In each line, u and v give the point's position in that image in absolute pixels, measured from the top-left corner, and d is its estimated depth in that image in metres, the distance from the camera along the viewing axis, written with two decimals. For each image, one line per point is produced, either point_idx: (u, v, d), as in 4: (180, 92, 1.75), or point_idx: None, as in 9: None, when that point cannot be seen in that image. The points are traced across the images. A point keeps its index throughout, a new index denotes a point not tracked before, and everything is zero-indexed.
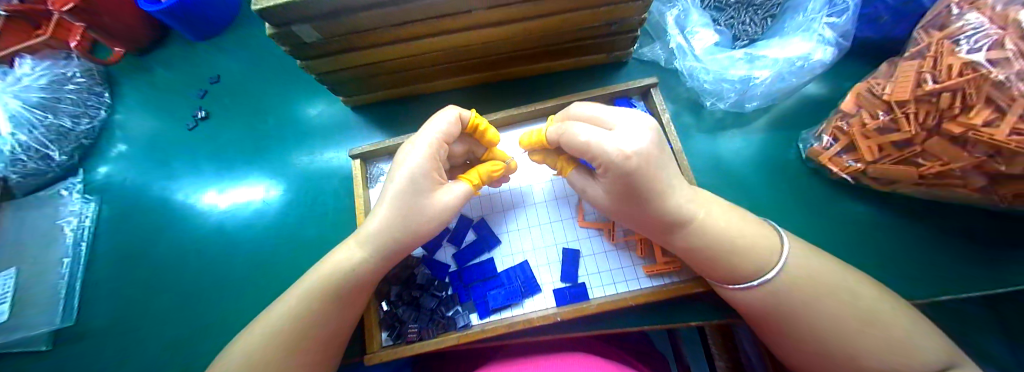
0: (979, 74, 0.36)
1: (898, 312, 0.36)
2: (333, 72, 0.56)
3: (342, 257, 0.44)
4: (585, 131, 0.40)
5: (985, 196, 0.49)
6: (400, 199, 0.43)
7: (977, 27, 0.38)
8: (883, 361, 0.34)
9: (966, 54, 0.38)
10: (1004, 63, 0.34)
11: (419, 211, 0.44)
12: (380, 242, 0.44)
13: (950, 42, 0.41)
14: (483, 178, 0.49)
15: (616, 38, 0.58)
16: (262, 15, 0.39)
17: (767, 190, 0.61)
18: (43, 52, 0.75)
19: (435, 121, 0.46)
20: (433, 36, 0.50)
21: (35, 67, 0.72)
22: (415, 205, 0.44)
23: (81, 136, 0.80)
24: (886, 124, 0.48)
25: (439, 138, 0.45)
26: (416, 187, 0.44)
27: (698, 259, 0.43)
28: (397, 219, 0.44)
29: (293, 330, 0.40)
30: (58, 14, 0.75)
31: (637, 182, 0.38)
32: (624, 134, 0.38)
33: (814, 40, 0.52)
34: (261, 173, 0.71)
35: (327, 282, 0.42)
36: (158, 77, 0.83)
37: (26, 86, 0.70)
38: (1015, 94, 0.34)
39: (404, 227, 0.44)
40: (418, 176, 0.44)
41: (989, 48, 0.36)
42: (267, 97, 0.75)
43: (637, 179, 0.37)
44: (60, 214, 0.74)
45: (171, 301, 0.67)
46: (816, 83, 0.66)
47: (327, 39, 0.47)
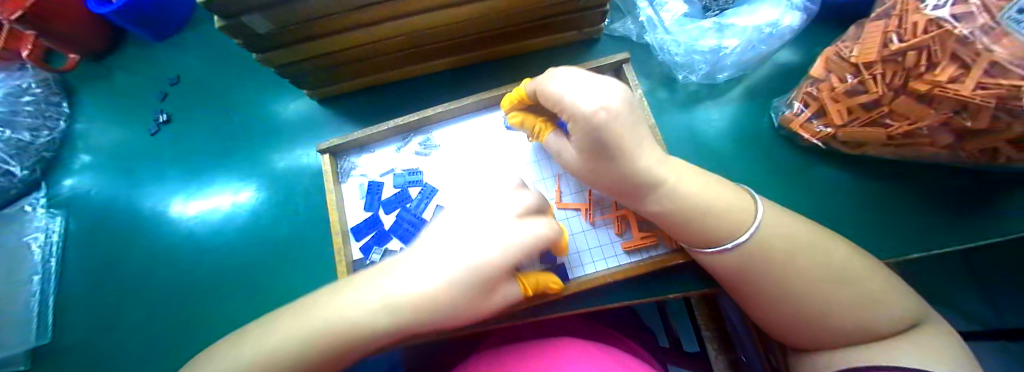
0: (944, 30, 0.35)
1: (868, 272, 0.37)
2: (293, 64, 0.54)
3: (349, 306, 0.28)
4: (561, 86, 0.38)
5: (953, 153, 0.49)
6: (468, 292, 0.31)
7: None
8: (854, 319, 0.34)
9: (931, 11, 0.37)
10: (969, 17, 0.33)
11: (442, 295, 0.30)
12: (396, 320, 0.28)
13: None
14: (540, 285, 0.43)
15: (583, 14, 0.57)
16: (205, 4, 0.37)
17: (742, 161, 0.61)
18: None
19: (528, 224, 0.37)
20: (394, 20, 0.49)
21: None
22: (480, 304, 0.32)
23: (41, 149, 0.77)
24: (855, 86, 0.48)
25: (531, 239, 0.37)
26: (489, 287, 0.33)
27: (673, 223, 0.42)
28: (442, 309, 0.30)
29: None
30: (5, 23, 0.70)
31: (606, 140, 0.36)
32: (596, 89, 0.36)
33: (782, 6, 0.52)
34: (231, 175, 0.69)
35: (313, 332, 0.26)
36: (117, 83, 0.79)
37: None
38: (978, 50, 0.33)
39: (444, 315, 0.30)
40: (497, 274, 0.33)
41: (953, 4, 0.35)
42: (232, 97, 0.72)
43: (606, 138, 0.35)
44: (26, 230, 0.71)
45: (148, 312, 0.66)
46: (788, 50, 0.65)
47: (280, 28, 0.45)
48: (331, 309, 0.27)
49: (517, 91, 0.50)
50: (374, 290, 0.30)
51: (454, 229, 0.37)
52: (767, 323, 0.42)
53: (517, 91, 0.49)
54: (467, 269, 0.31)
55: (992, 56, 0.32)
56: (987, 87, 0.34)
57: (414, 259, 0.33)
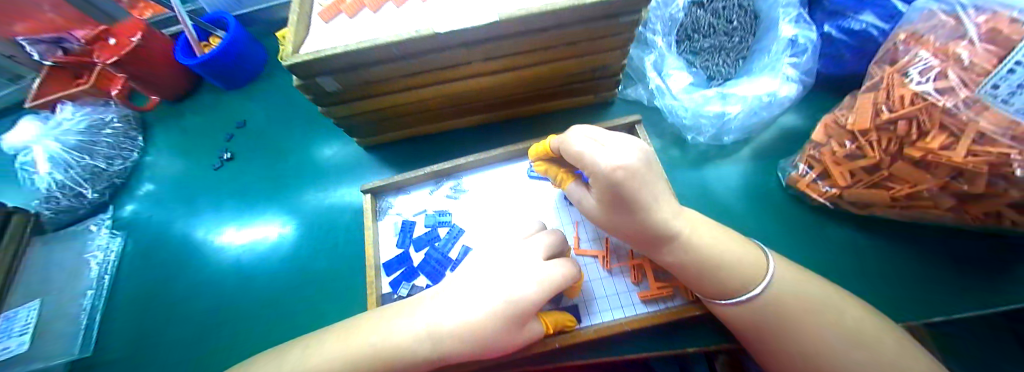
0: (926, 103, 0.42)
1: (889, 333, 0.37)
2: (345, 117, 0.63)
3: (401, 333, 0.38)
4: (580, 144, 0.43)
5: (958, 216, 0.52)
6: (495, 330, 0.38)
7: (924, 62, 0.43)
8: None
9: (916, 85, 0.43)
10: (950, 91, 0.39)
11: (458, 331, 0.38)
12: (433, 346, 0.38)
13: (899, 74, 0.46)
14: (557, 324, 0.47)
15: (601, 81, 0.65)
16: (292, 68, 0.46)
17: (752, 216, 0.64)
18: (84, 99, 0.86)
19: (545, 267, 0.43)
20: (440, 84, 0.58)
21: (76, 113, 0.83)
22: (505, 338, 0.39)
23: (113, 175, 0.87)
24: (853, 151, 0.52)
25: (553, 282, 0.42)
26: (513, 325, 0.39)
27: (688, 273, 0.44)
28: (470, 341, 0.38)
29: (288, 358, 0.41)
30: (101, 66, 0.84)
31: (624, 195, 0.40)
32: (615, 149, 0.40)
33: (779, 78, 0.58)
34: (278, 209, 0.76)
35: (364, 350, 0.37)
36: (188, 123, 0.91)
37: (66, 130, 0.79)
38: (965, 121, 0.38)
39: (472, 342, 0.38)
40: (521, 314, 0.40)
41: (935, 79, 0.41)
42: (290, 139, 0.83)
43: (623, 192, 0.39)
44: (86, 249, 0.79)
45: (183, 334, 0.69)
46: (791, 115, 0.71)
47: (346, 88, 0.54)
48: (381, 332, 0.39)
49: (542, 144, 0.56)
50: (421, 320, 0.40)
51: (481, 273, 0.45)
52: None
53: (542, 144, 0.55)
54: (489, 307, 0.39)
55: (978, 126, 0.37)
56: (976, 154, 0.39)
57: (445, 297, 0.42)
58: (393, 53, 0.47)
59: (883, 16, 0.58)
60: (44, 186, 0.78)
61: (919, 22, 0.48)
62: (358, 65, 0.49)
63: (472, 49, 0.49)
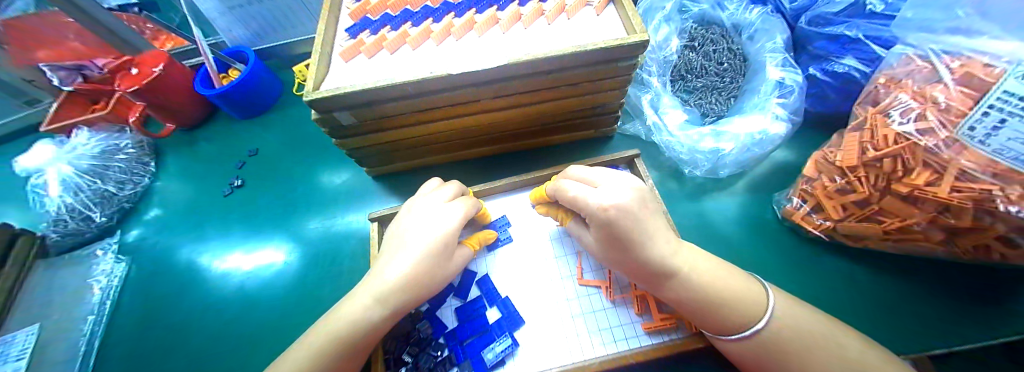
0: (911, 142, 0.45)
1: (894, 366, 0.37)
2: (355, 149, 0.66)
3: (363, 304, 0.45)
4: (573, 187, 0.46)
5: (949, 249, 0.53)
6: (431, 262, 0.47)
7: (905, 105, 0.47)
8: None
9: (899, 126, 0.47)
10: (930, 132, 0.43)
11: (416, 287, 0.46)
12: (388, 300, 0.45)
13: (883, 115, 0.51)
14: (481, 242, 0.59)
15: (600, 118, 0.69)
16: (314, 103, 0.49)
17: (750, 248, 0.66)
18: (99, 125, 0.89)
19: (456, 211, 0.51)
20: (448, 119, 0.61)
21: (92, 138, 0.85)
22: (441, 267, 0.49)
23: (123, 200, 0.88)
24: (843, 186, 0.55)
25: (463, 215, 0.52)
26: (444, 253, 0.49)
27: (693, 310, 0.45)
28: (422, 280, 0.47)
29: None
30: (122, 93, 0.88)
31: (619, 233, 0.41)
32: (608, 189, 0.43)
33: (769, 116, 0.62)
34: (284, 236, 0.77)
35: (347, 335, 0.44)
36: (200, 151, 0.94)
37: (80, 154, 0.82)
38: (945, 158, 0.42)
39: (422, 278, 0.47)
40: (447, 244, 0.49)
41: (915, 120, 0.45)
42: (298, 168, 0.85)
43: (616, 230, 0.41)
44: (91, 273, 0.79)
45: (180, 363, 0.67)
46: (783, 150, 0.75)
47: (362, 122, 0.58)
48: (345, 310, 0.45)
49: (539, 191, 0.60)
50: (375, 281, 0.47)
51: (408, 226, 0.51)
52: None
53: (539, 192, 0.60)
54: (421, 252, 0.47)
55: (961, 164, 0.41)
56: (961, 189, 0.42)
57: (387, 260, 0.48)
58: (407, 91, 0.51)
59: (864, 59, 0.63)
60: (54, 209, 0.79)
61: (898, 65, 0.54)
62: (374, 101, 0.53)
63: (483, 89, 0.53)
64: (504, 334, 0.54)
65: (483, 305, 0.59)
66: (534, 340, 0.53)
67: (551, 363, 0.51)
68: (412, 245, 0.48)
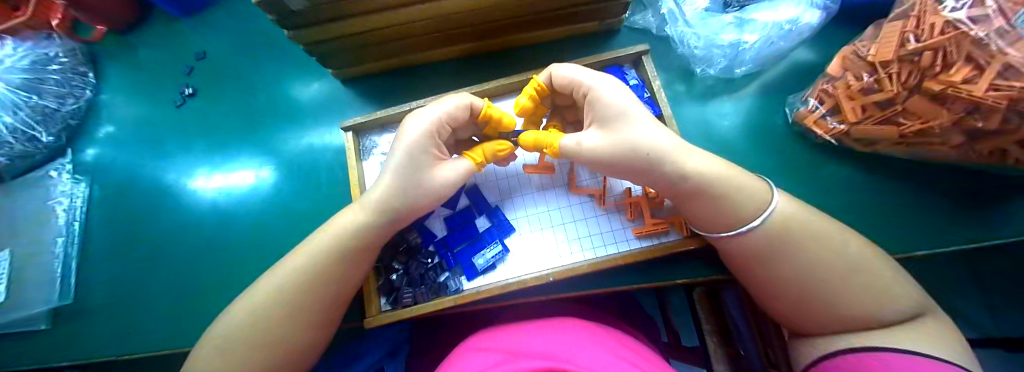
0: (959, 32, 0.36)
1: (880, 260, 0.38)
2: (317, 43, 0.54)
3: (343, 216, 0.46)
4: (573, 72, 0.46)
5: (963, 153, 0.50)
6: (400, 176, 0.45)
7: None
8: (876, 304, 0.34)
9: (949, 12, 0.37)
10: (984, 20, 0.35)
11: (416, 187, 0.45)
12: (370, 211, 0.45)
13: (932, 1, 0.40)
14: (487, 157, 0.51)
15: (606, 5, 0.57)
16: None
17: (754, 158, 0.62)
18: (24, 34, 0.70)
19: (438, 108, 0.47)
20: (414, 7, 0.48)
21: (15, 48, 0.68)
22: (414, 181, 0.45)
23: (67, 116, 0.75)
24: (869, 85, 0.49)
25: (439, 119, 0.46)
26: (414, 163, 0.45)
27: (701, 201, 0.42)
28: (398, 198, 0.45)
29: (280, 295, 0.41)
30: None
31: (610, 109, 0.43)
32: (601, 77, 0.45)
33: (803, 3, 0.54)
34: (251, 153, 0.71)
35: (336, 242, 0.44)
36: (139, 57, 0.81)
37: (7, 67, 0.66)
38: (994, 53, 0.34)
39: (397, 200, 0.45)
40: (417, 152, 0.45)
41: (970, 6, 0.36)
42: (255, 75, 0.74)
43: (614, 105, 0.43)
44: (50, 195, 0.72)
45: (165, 279, 0.67)
46: (805, 50, 0.66)
47: (312, 8, 0.43)
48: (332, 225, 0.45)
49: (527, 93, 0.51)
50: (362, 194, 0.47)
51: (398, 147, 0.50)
52: (782, 318, 0.42)
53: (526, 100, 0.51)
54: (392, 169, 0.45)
55: (1008, 58, 0.34)
56: (999, 88, 0.36)
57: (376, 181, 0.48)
58: None
59: None
60: None
61: None
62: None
63: None
64: (495, 241, 0.52)
65: (474, 215, 0.56)
66: (523, 247, 0.52)
67: (542, 267, 0.51)
68: (401, 150, 0.45)
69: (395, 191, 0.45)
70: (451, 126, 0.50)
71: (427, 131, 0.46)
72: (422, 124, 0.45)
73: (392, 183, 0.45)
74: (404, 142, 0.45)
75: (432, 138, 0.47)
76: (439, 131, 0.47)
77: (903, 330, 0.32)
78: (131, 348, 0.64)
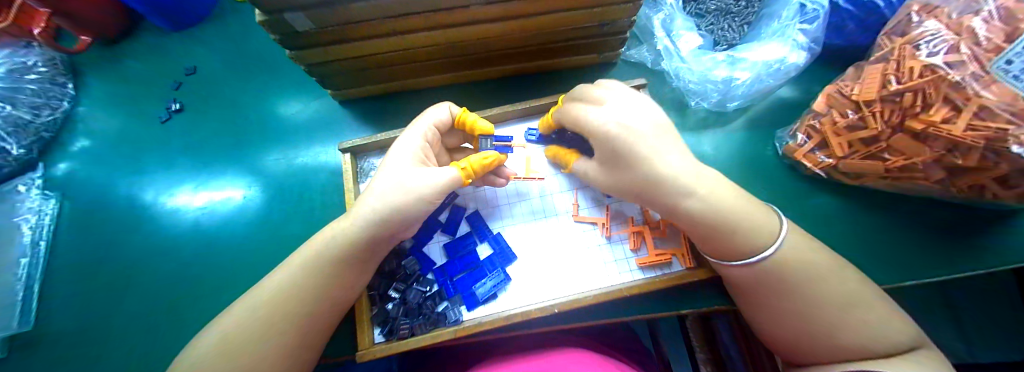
0: (937, 75, 0.39)
1: (875, 297, 0.38)
2: (321, 64, 0.53)
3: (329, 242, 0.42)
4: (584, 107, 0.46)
5: (944, 188, 0.52)
6: (388, 182, 0.43)
7: (935, 32, 0.41)
8: (869, 339, 0.35)
9: (925, 57, 0.41)
10: (960, 65, 0.37)
11: (401, 188, 0.42)
12: (362, 241, 0.42)
13: (909, 47, 0.44)
14: (476, 168, 0.48)
15: (606, 38, 0.59)
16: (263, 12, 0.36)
17: (749, 188, 0.64)
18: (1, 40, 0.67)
19: (428, 116, 0.50)
20: (421, 34, 0.48)
21: None
22: (402, 183, 0.43)
23: (41, 129, 0.71)
24: (855, 121, 0.51)
25: (427, 132, 0.49)
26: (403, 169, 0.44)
27: (700, 235, 0.42)
28: (388, 203, 0.42)
29: (262, 331, 0.37)
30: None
31: (614, 148, 0.42)
32: (611, 109, 0.43)
33: (789, 44, 0.56)
34: (238, 171, 0.68)
35: (325, 274, 0.42)
36: (126, 68, 0.78)
37: None
38: (968, 93, 0.37)
39: (393, 210, 0.42)
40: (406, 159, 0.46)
41: (946, 52, 0.39)
42: (247, 92, 0.73)
43: (618, 147, 0.41)
44: (15, 211, 0.66)
45: (137, 304, 0.63)
46: (790, 85, 0.69)
47: (320, 29, 0.42)
48: (316, 254, 0.42)
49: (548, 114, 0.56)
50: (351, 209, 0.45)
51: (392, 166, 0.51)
52: (781, 346, 0.42)
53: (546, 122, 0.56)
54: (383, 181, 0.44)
55: (982, 100, 0.36)
56: (976, 128, 0.37)
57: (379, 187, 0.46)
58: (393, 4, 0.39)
59: None
60: None
61: None
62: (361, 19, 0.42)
63: (470, 11, 0.43)
64: (497, 269, 0.51)
65: (474, 241, 0.55)
66: (526, 274, 0.51)
67: (544, 297, 0.49)
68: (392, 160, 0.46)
69: (380, 192, 0.43)
70: (440, 135, 0.52)
71: (423, 138, 0.48)
72: (419, 129, 0.48)
73: (380, 186, 0.43)
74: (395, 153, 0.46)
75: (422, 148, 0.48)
76: (432, 139, 0.50)
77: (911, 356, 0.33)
78: None
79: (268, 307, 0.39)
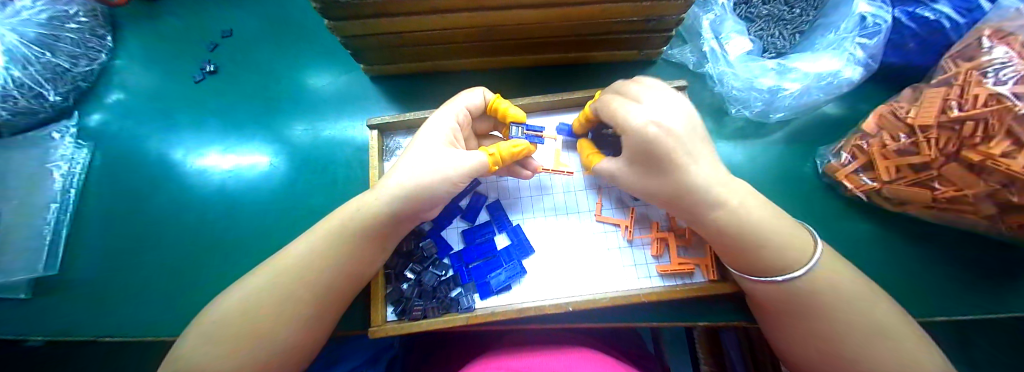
0: (1004, 106, 0.37)
1: (911, 330, 0.36)
2: (361, 37, 0.52)
3: (354, 218, 0.42)
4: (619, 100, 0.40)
5: (992, 224, 0.49)
6: (418, 161, 0.43)
7: (1005, 61, 0.39)
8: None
9: (992, 85, 0.39)
10: None
11: (428, 168, 0.42)
12: (389, 219, 0.42)
13: (975, 73, 0.41)
14: (503, 157, 0.46)
15: (650, 35, 0.57)
16: None
17: (779, 205, 0.61)
18: None
19: (461, 98, 0.49)
20: (466, 14, 0.47)
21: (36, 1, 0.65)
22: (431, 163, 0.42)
23: (78, 78, 0.72)
24: (906, 146, 0.48)
25: (460, 113, 0.48)
26: (434, 149, 0.44)
27: (724, 247, 0.41)
28: (416, 183, 0.41)
29: (283, 297, 0.38)
30: None
31: (656, 154, 0.36)
32: (653, 107, 0.37)
33: (845, 58, 0.53)
34: (265, 138, 0.69)
35: (349, 247, 0.41)
36: (163, 26, 0.79)
37: (24, 20, 0.63)
38: None
39: (422, 191, 0.41)
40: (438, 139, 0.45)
41: (1016, 82, 0.37)
42: (279, 59, 0.73)
43: (657, 151, 0.36)
44: (49, 157, 0.68)
45: (160, 259, 0.64)
46: (835, 102, 0.66)
47: (365, 1, 0.41)
48: (340, 228, 0.42)
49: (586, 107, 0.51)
50: (377, 185, 0.44)
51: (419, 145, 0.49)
52: (801, 364, 0.41)
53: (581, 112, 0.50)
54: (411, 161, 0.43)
55: None
56: None
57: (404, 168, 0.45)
58: None
59: (960, 7, 0.53)
60: None
61: (1010, 14, 0.44)
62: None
63: None
64: (514, 261, 0.51)
65: (493, 230, 0.55)
66: (542, 269, 0.50)
67: (559, 294, 0.49)
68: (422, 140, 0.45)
69: (407, 170, 0.42)
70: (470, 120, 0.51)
71: (455, 121, 0.47)
72: (451, 110, 0.47)
73: (408, 164, 0.43)
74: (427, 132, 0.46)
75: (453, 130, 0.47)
76: (462, 123, 0.49)
77: None
78: (114, 328, 0.60)
79: (291, 273, 0.39)
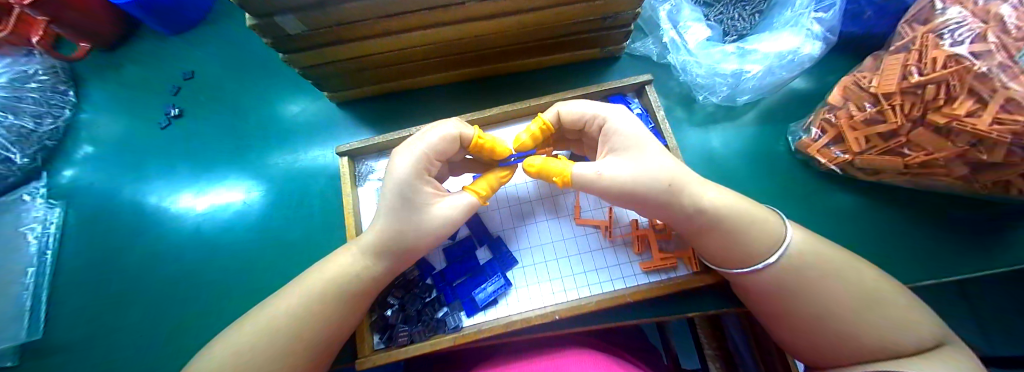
0: (962, 66, 0.37)
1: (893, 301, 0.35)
2: (317, 66, 0.52)
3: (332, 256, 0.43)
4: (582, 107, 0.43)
5: (967, 184, 0.49)
6: (398, 221, 0.40)
7: (959, 20, 0.38)
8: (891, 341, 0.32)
9: (949, 47, 0.38)
10: (986, 55, 0.35)
11: (415, 227, 0.41)
12: (359, 255, 0.42)
13: (932, 36, 0.41)
14: (492, 187, 0.46)
15: (609, 32, 0.58)
16: (253, 18, 0.35)
17: (759, 186, 0.62)
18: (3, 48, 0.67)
19: (428, 140, 0.41)
20: (420, 32, 0.46)
21: None
22: (412, 224, 0.41)
23: (44, 137, 0.71)
24: (873, 115, 0.48)
25: (429, 156, 0.41)
26: (412, 207, 0.40)
27: (716, 239, 0.39)
28: (401, 241, 0.41)
29: None
30: (19, 7, 0.65)
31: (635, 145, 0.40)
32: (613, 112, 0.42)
33: (803, 34, 0.54)
34: (239, 174, 0.68)
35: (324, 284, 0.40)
36: (124, 74, 0.78)
37: None
38: (996, 86, 0.34)
39: (408, 242, 0.41)
40: (409, 194, 0.40)
41: (971, 41, 0.36)
42: (245, 93, 0.72)
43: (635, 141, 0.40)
44: (21, 221, 0.66)
45: (144, 309, 0.63)
46: (803, 77, 0.66)
47: (313, 30, 0.40)
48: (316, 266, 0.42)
49: (535, 123, 0.46)
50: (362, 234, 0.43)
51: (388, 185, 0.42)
52: (795, 345, 0.40)
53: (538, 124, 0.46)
54: (394, 225, 0.40)
55: (1010, 92, 0.33)
56: (1003, 122, 0.35)
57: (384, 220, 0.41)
58: (392, 11, 0.39)
59: None
60: None
61: None
62: (355, 21, 0.40)
63: (470, 8, 0.41)
64: (498, 274, 0.50)
65: (474, 245, 0.54)
66: (527, 279, 0.50)
67: (545, 303, 0.48)
68: (395, 194, 0.40)
69: (393, 229, 0.40)
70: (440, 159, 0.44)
71: (416, 169, 0.40)
72: (417, 160, 0.40)
73: (390, 226, 0.40)
74: (395, 185, 0.40)
75: (422, 179, 0.41)
76: (432, 164, 0.42)
77: (937, 349, 0.31)
78: None
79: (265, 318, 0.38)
